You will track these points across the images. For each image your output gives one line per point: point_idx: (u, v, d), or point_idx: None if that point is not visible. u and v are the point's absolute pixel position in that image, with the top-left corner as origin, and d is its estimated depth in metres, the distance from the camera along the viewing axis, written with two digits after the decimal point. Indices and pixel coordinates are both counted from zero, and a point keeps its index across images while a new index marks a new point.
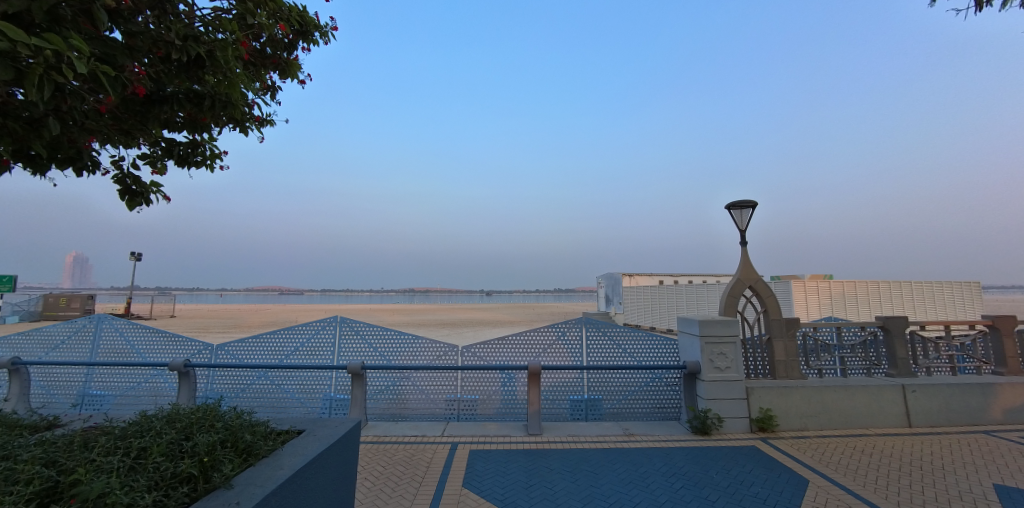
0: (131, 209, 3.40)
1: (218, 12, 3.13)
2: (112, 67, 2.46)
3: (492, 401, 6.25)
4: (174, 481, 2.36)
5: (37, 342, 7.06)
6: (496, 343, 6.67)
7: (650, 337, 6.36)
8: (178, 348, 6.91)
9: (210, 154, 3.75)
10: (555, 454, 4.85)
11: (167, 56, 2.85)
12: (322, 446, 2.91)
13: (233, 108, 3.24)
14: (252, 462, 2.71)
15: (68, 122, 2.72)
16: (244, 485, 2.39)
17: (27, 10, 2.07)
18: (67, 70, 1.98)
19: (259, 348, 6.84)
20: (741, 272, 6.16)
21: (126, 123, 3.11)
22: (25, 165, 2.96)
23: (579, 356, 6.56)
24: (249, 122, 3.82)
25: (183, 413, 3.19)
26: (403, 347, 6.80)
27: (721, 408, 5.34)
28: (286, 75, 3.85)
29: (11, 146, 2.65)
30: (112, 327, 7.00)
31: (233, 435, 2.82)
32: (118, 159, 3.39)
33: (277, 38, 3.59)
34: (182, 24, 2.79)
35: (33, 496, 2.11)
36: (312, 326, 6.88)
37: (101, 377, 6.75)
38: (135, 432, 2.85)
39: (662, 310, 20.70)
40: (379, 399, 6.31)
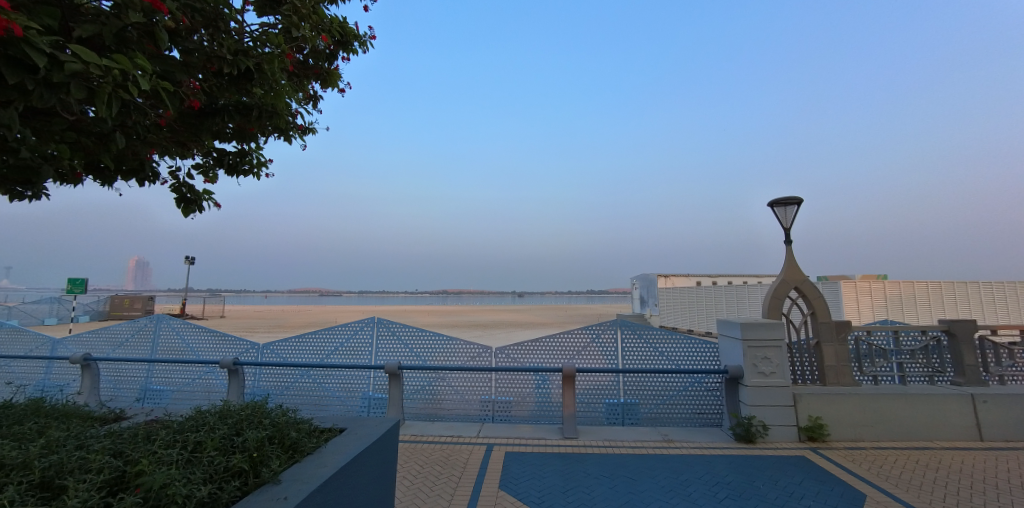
0: (185, 216, 3.62)
1: (265, 27, 3.29)
2: (171, 83, 2.63)
3: (526, 403, 6.25)
4: (226, 475, 2.48)
5: (105, 339, 7.62)
6: (530, 344, 6.67)
7: (688, 340, 6.20)
8: (228, 347, 7.28)
9: (256, 163, 3.95)
10: (591, 459, 4.78)
11: (219, 70, 3.02)
12: (363, 444, 2.99)
13: (277, 118, 3.40)
14: (298, 458, 2.83)
15: (132, 136, 2.93)
16: (290, 481, 2.48)
17: (98, 34, 2.24)
18: (132, 86, 2.13)
19: (301, 347, 7.12)
20: (786, 272, 5.89)
21: (182, 136, 3.32)
22: (94, 177, 3.23)
23: (614, 359, 6.47)
24: (292, 130, 3.98)
25: (234, 410, 3.36)
26: (438, 348, 6.90)
27: (766, 415, 5.13)
28: (328, 84, 3.99)
29: (83, 159, 2.89)
30: (170, 326, 7.47)
31: (280, 431, 2.95)
32: (174, 170, 3.62)
33: (319, 49, 3.71)
34: (233, 39, 2.96)
35: (103, 484, 2.27)
36: (351, 326, 7.09)
37: (160, 374, 7.21)
38: (191, 427, 3.03)
39: (700, 312, 20.10)
40: (415, 398, 6.43)
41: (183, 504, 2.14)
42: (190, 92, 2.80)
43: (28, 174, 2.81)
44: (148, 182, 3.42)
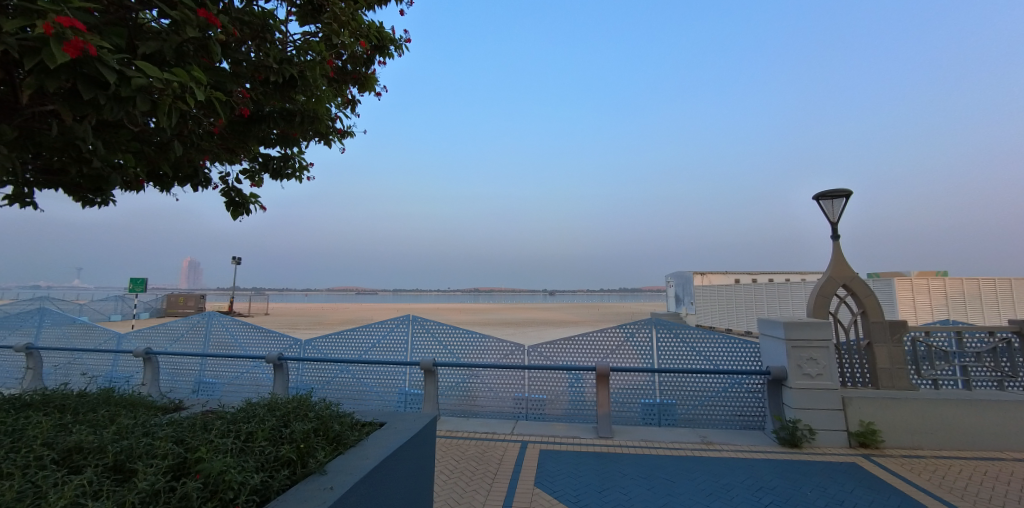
0: (234, 219, 3.83)
1: (307, 36, 3.43)
2: (223, 93, 2.78)
3: (560, 402, 6.24)
4: (276, 464, 2.61)
5: (163, 334, 8.14)
6: (563, 343, 6.65)
7: (727, 340, 6.02)
8: (273, 342, 7.63)
9: (299, 167, 4.12)
10: (627, 459, 4.73)
11: (265, 79, 3.17)
12: (402, 439, 3.08)
13: (319, 122, 3.54)
14: (342, 450, 2.94)
15: (188, 144, 3.12)
16: (335, 472, 2.58)
17: (159, 50, 2.40)
18: (189, 98, 2.27)
19: (341, 343, 7.37)
20: (833, 269, 5.61)
21: (231, 143, 3.51)
22: (154, 183, 3.47)
23: (649, 358, 6.36)
24: (332, 134, 4.13)
25: (281, 402, 3.53)
26: (472, 345, 6.99)
27: (813, 419, 4.91)
28: (365, 88, 4.11)
29: (145, 167, 3.11)
30: (220, 323, 7.90)
31: (325, 424, 3.08)
32: (224, 175, 3.83)
33: (357, 55, 3.83)
34: (278, 49, 3.10)
35: (168, 468, 2.45)
36: (387, 324, 7.28)
37: (212, 367, 7.64)
38: (243, 418, 3.21)
39: (739, 310, 19.43)
40: (450, 394, 6.54)
41: (238, 490, 2.27)
42: (239, 101, 2.96)
43: (98, 182, 3.06)
44: (202, 187, 3.63)
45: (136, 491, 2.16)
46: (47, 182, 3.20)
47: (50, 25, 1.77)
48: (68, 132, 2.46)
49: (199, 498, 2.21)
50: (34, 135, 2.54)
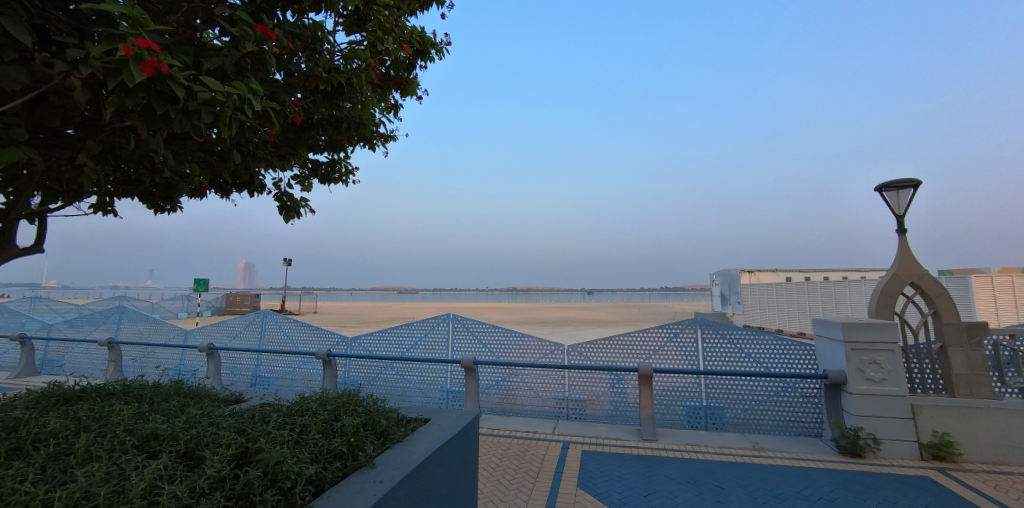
0: (287, 222, 4.03)
1: (352, 45, 3.56)
2: (277, 102, 2.94)
3: (602, 402, 6.16)
4: (329, 456, 2.73)
5: (224, 331, 8.69)
6: (603, 343, 6.56)
7: (779, 341, 5.74)
8: (321, 339, 7.97)
9: (345, 171, 4.28)
10: (673, 463, 4.61)
11: (314, 87, 3.32)
12: (447, 435, 3.14)
13: (363, 127, 3.67)
14: (389, 444, 3.04)
15: (245, 153, 3.32)
16: (383, 465, 2.67)
17: (220, 65, 2.56)
18: (247, 109, 2.41)
19: (385, 341, 7.60)
20: (898, 266, 5.22)
21: (284, 150, 3.70)
22: (215, 189, 3.72)
23: (694, 360, 6.17)
24: (376, 139, 4.26)
25: (332, 397, 3.69)
26: (511, 344, 7.02)
27: (878, 427, 4.60)
28: (408, 93, 4.22)
29: (207, 175, 3.34)
30: (274, 321, 8.34)
31: (373, 419, 3.20)
32: (278, 181, 4.04)
33: (400, 60, 3.93)
34: (326, 59, 3.23)
35: (232, 456, 2.62)
36: (429, 322, 7.44)
37: (267, 362, 8.07)
38: (297, 411, 3.38)
39: (792, 310, 18.46)
40: (491, 393, 6.60)
41: (295, 480, 2.39)
42: (292, 110, 3.11)
43: (168, 190, 3.31)
44: (257, 192, 3.85)
45: (205, 477, 2.32)
46: (125, 191, 3.49)
47: (129, 47, 1.94)
48: (143, 145, 2.68)
49: (260, 486, 2.34)
50: (114, 149, 2.79)
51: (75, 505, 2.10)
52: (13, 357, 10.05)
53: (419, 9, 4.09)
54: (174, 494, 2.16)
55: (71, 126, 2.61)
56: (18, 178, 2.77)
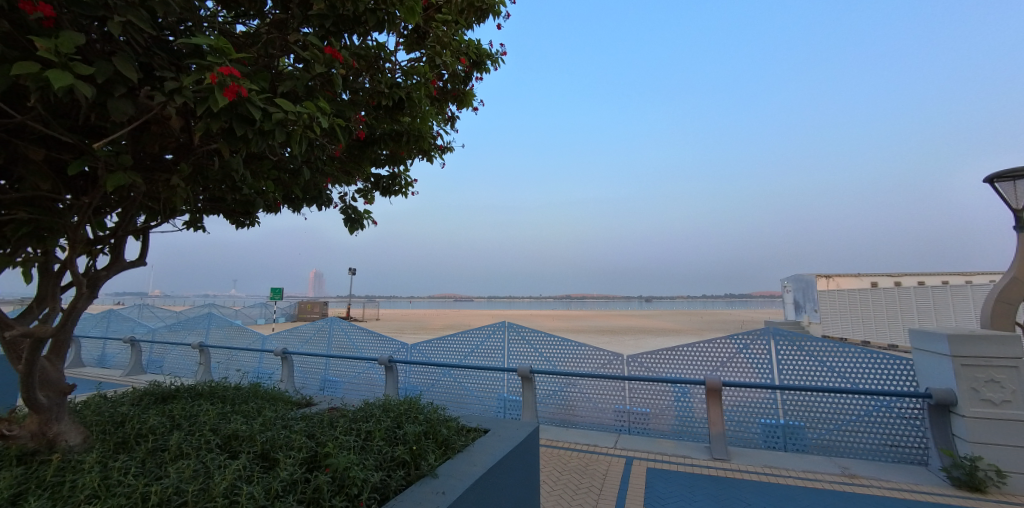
0: (351, 234, 4.21)
1: (412, 62, 3.66)
2: (343, 120, 3.07)
3: (666, 417, 5.85)
4: (393, 464, 2.77)
5: (295, 336, 9.25)
6: (666, 353, 6.26)
7: (868, 355, 5.19)
8: (383, 346, 8.26)
9: (405, 183, 4.41)
10: (749, 486, 4.26)
11: (377, 104, 3.44)
12: (508, 447, 3.08)
13: (422, 140, 3.77)
14: (450, 453, 3.03)
15: (314, 169, 3.50)
16: (446, 476, 2.65)
17: (293, 87, 2.71)
18: (317, 127, 2.53)
19: (442, 348, 7.72)
20: (1018, 269, 4.52)
21: (349, 165, 3.87)
22: (289, 204, 3.95)
23: (768, 373, 5.72)
24: (433, 150, 4.36)
25: (394, 404, 3.76)
26: (568, 353, 6.87)
27: (1000, 458, 4.00)
28: (464, 104, 4.29)
29: (281, 191, 3.55)
30: (339, 327, 8.76)
31: (434, 428, 3.22)
32: (343, 194, 4.23)
33: (457, 73, 4.00)
34: (388, 75, 3.34)
35: (304, 460, 2.73)
36: (484, 330, 7.48)
37: (333, 367, 8.48)
38: (362, 416, 3.48)
39: (879, 320, 16.74)
40: (548, 403, 6.48)
41: (361, 487, 2.43)
42: (357, 126, 3.24)
43: (248, 206, 3.56)
44: (325, 206, 4.04)
45: (279, 480, 2.42)
46: (211, 208, 3.80)
47: (214, 75, 2.11)
48: (227, 166, 2.90)
49: (329, 491, 2.40)
50: (202, 170, 3.03)
51: (167, 501, 2.25)
52: (123, 358, 11.31)
53: (475, 22, 4.15)
54: (252, 495, 2.26)
55: (168, 151, 2.87)
56: (125, 199, 3.09)
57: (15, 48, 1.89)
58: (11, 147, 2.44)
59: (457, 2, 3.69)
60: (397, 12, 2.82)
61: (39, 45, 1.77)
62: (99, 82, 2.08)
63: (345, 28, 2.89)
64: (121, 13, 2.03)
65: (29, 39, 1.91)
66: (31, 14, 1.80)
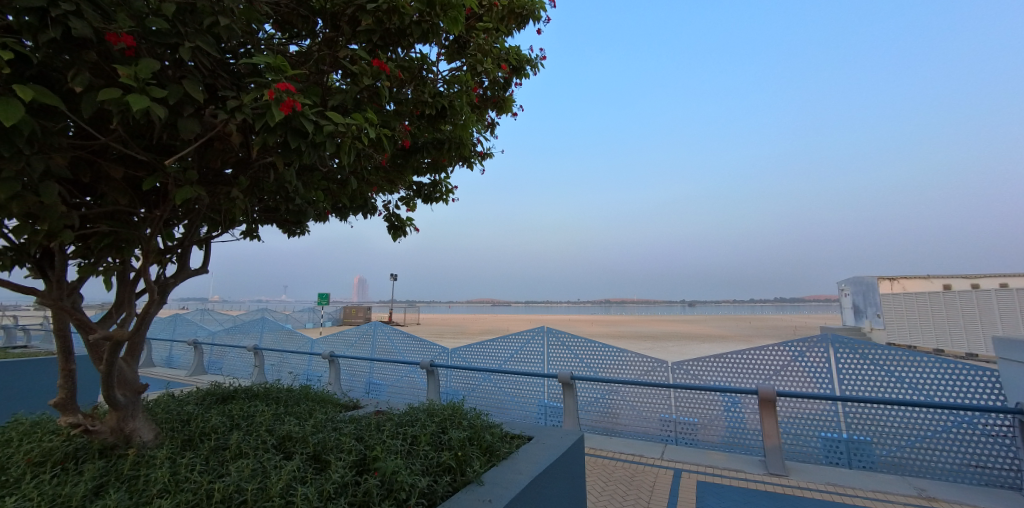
0: (394, 241, 4.31)
1: (454, 71, 3.70)
2: (388, 130, 3.15)
3: (715, 427, 5.59)
4: (439, 469, 2.79)
5: (341, 340, 9.57)
6: (714, 360, 6.01)
7: (943, 366, 4.76)
8: (424, 350, 8.40)
9: (446, 190, 4.48)
10: (810, 504, 4.00)
11: (420, 113, 3.51)
12: (553, 456, 3.03)
13: (463, 147, 3.81)
14: (495, 461, 3.01)
15: (360, 179, 3.62)
16: (491, 483, 2.64)
17: (342, 101, 2.81)
18: (364, 137, 2.61)
19: (482, 353, 7.76)
20: None
21: (392, 174, 3.97)
22: (336, 213, 4.10)
23: (828, 383, 5.36)
24: (473, 157, 4.40)
25: (438, 409, 3.80)
26: (610, 359, 6.73)
27: None
28: (503, 110, 4.31)
29: (329, 200, 3.69)
30: (382, 332, 8.99)
31: (478, 434, 3.22)
32: (387, 203, 4.35)
33: (497, 80, 4.03)
34: (430, 85, 3.41)
35: (353, 462, 2.79)
36: (524, 335, 7.46)
37: (377, 371, 8.70)
38: (408, 421, 3.53)
39: (952, 327, 15.39)
40: (590, 410, 6.36)
41: (409, 491, 2.46)
42: (402, 135, 3.32)
43: (299, 216, 3.73)
44: (370, 214, 4.16)
45: (332, 482, 2.49)
46: (265, 218, 3.99)
47: (272, 91, 2.22)
48: (281, 178, 3.03)
49: (378, 494, 2.44)
50: (259, 183, 3.20)
51: (229, 499, 2.36)
52: (187, 359, 12.10)
53: (514, 29, 4.18)
54: (306, 496, 2.33)
55: (228, 166, 3.04)
56: (191, 212, 3.29)
57: (101, 76, 2.05)
58: (95, 167, 2.66)
59: (497, 10, 3.73)
60: (440, 23, 2.87)
61: (122, 72, 1.92)
62: (171, 104, 2.23)
63: (391, 42, 2.97)
64: (191, 39, 2.17)
65: (112, 67, 2.07)
66: (115, 44, 1.96)
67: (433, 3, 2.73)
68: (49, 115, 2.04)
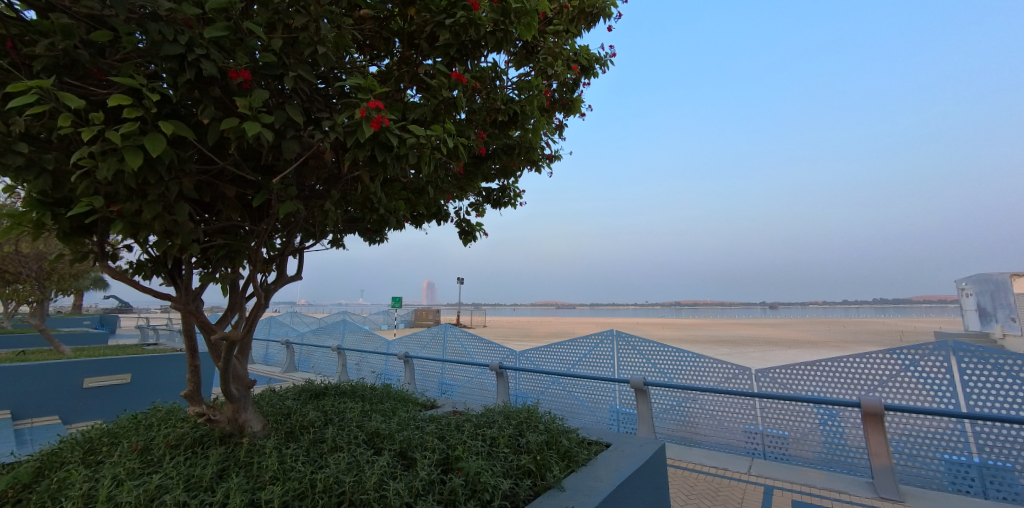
0: (465, 246, 4.45)
1: (523, 77, 3.75)
2: (464, 139, 3.28)
3: (810, 442, 5.12)
4: (519, 472, 2.82)
5: (415, 341, 10.01)
6: (806, 369, 5.52)
7: None
8: (493, 353, 8.55)
9: (514, 195, 4.55)
10: None
11: (492, 120, 3.57)
12: (634, 464, 2.95)
13: (532, 151, 3.91)
14: (574, 467, 2.99)
15: (436, 187, 3.77)
16: (573, 490, 2.63)
17: (421, 114, 2.95)
18: (442, 148, 2.72)
19: (550, 356, 7.72)
20: None
21: (463, 181, 4.10)
22: (412, 220, 4.30)
23: (950, 398, 4.70)
24: (542, 161, 4.43)
25: (514, 411, 3.84)
26: (685, 365, 6.41)
27: None
28: (572, 112, 4.29)
29: (407, 208, 3.89)
30: (452, 334, 9.27)
31: (556, 439, 3.21)
32: (458, 209, 4.50)
33: (566, 81, 4.02)
34: (501, 92, 3.46)
35: (438, 460, 2.91)
36: (592, 339, 7.32)
37: (448, 371, 8.98)
38: (485, 422, 3.61)
39: None
40: (666, 418, 6.09)
41: (492, 493, 2.52)
42: (476, 143, 3.42)
43: (381, 224, 3.96)
44: (443, 221, 4.33)
45: (419, 479, 2.62)
46: (349, 228, 4.28)
47: (363, 109, 2.39)
48: (366, 191, 3.25)
49: (463, 494, 2.53)
50: (347, 195, 3.45)
51: (329, 489, 2.55)
52: (281, 357, 13.29)
53: (584, 29, 4.16)
54: (398, 492, 2.47)
55: (320, 182, 3.32)
56: (290, 224, 3.63)
57: (222, 108, 2.33)
58: (213, 188, 3.01)
59: (567, 11, 3.75)
60: (514, 30, 2.93)
61: (239, 103, 2.17)
62: (277, 128, 2.47)
63: (466, 54, 3.06)
64: (294, 69, 2.41)
65: (232, 100, 2.34)
66: (235, 79, 2.22)
67: (508, 11, 2.81)
68: (182, 145, 2.35)
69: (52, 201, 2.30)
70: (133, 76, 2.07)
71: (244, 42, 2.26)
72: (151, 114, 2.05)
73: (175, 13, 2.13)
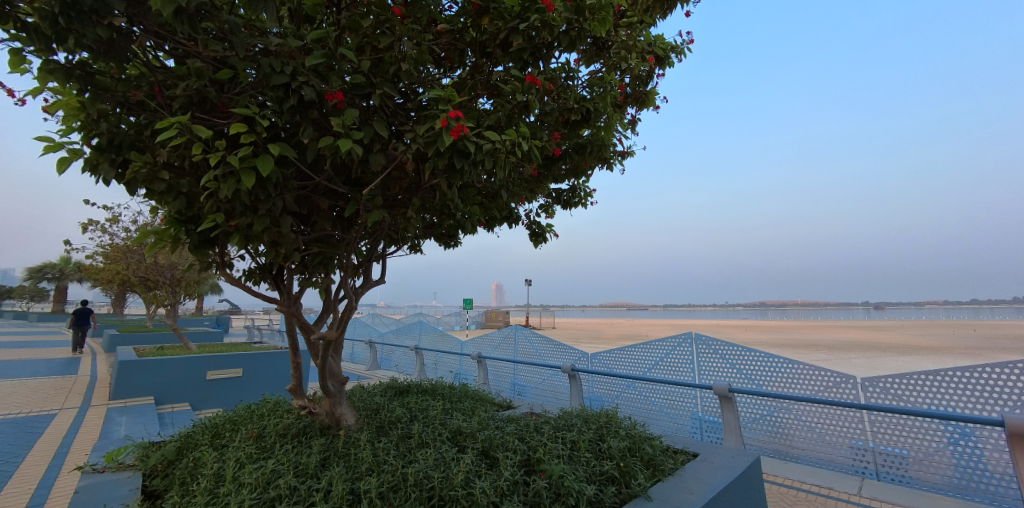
0: (535, 247, 4.47)
1: (595, 74, 3.69)
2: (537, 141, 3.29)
3: (936, 464, 4.48)
4: (603, 478, 2.77)
5: (488, 342, 10.21)
6: (927, 379, 4.85)
7: None
8: (565, 354, 8.48)
9: (584, 195, 4.49)
10: None
11: (565, 120, 3.55)
12: (726, 477, 2.78)
13: (605, 148, 3.84)
14: (660, 476, 2.88)
15: (509, 191, 3.83)
16: (660, 500, 2.53)
17: (495, 119, 3.02)
18: (517, 151, 2.76)
19: (624, 359, 7.49)
20: None
21: (534, 183, 4.12)
22: (486, 223, 4.40)
23: None
24: (614, 158, 4.34)
25: (593, 415, 3.78)
26: (777, 372, 5.92)
27: None
28: (646, 105, 4.15)
29: (482, 212, 3.99)
30: (523, 335, 9.33)
31: (639, 445, 3.11)
32: (528, 211, 4.53)
33: (640, 74, 3.89)
34: (573, 91, 3.43)
35: (519, 461, 2.95)
36: (669, 342, 6.98)
37: (521, 372, 9.04)
38: (564, 425, 3.58)
39: None
40: (757, 428, 5.66)
41: (577, 498, 2.50)
42: (549, 143, 3.43)
43: (456, 228, 4.09)
44: (514, 223, 4.39)
45: (504, 479, 2.66)
46: (426, 234, 4.46)
47: (443, 118, 2.48)
48: (444, 197, 3.38)
49: (547, 497, 2.54)
50: (425, 202, 3.61)
51: (420, 483, 2.68)
52: (365, 355, 14.19)
53: (658, 18, 3.99)
54: (484, 490, 2.54)
55: (401, 191, 3.50)
56: (375, 231, 3.87)
57: (319, 128, 2.55)
58: (310, 201, 3.30)
59: (642, 1, 3.64)
60: (588, 26, 2.90)
61: (334, 122, 2.35)
62: (366, 143, 2.65)
63: (539, 56, 3.09)
64: (381, 86, 2.58)
65: (327, 120, 2.55)
66: (330, 101, 2.41)
67: (582, 9, 2.80)
68: (286, 164, 2.60)
69: (186, 219, 2.66)
70: (248, 106, 2.34)
71: (337, 67, 2.45)
72: (262, 139, 2.30)
73: (282, 47, 2.38)
